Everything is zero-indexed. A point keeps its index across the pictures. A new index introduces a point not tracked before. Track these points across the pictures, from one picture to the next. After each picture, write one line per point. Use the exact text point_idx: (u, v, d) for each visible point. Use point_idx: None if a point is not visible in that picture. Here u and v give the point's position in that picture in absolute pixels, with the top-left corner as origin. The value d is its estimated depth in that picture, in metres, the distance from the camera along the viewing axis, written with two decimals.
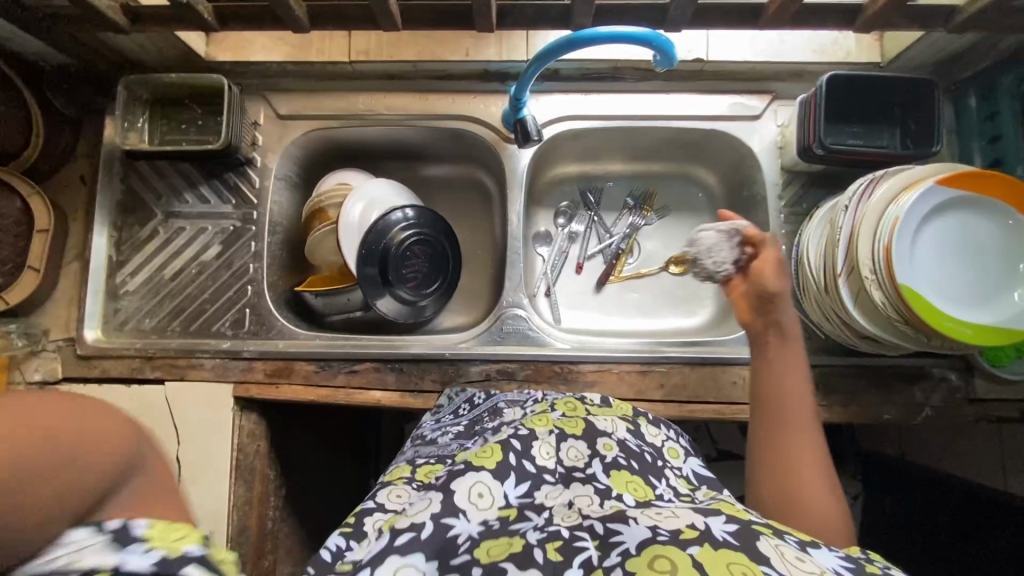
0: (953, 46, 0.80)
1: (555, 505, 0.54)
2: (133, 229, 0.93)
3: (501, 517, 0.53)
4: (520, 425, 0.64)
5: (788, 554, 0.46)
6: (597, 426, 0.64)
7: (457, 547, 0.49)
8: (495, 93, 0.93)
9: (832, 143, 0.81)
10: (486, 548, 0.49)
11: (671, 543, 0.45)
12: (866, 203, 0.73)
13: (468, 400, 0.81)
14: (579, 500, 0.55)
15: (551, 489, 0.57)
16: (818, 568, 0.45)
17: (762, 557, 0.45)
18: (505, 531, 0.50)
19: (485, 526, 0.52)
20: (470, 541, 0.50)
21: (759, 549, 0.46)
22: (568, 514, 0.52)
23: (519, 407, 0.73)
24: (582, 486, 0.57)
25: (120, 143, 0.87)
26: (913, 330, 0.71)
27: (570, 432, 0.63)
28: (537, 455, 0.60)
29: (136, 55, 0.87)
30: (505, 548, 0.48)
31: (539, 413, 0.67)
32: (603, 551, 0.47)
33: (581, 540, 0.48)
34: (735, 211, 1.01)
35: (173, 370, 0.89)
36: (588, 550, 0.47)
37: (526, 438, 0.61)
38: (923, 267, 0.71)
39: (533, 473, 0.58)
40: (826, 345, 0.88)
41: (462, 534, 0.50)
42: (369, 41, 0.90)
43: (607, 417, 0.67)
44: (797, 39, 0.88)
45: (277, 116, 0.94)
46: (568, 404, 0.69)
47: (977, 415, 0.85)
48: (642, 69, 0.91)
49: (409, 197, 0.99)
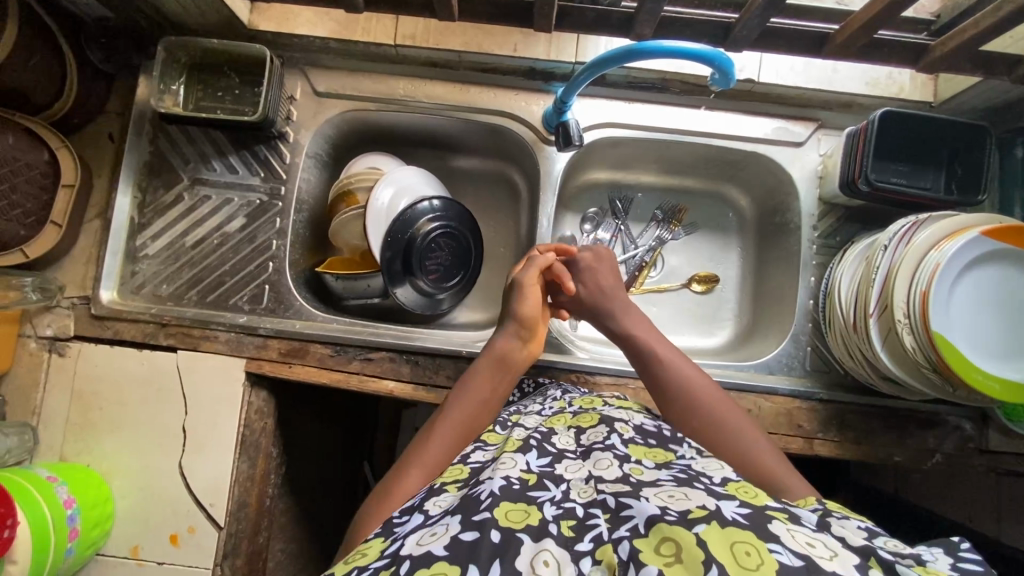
0: (1009, 94, 0.79)
1: (574, 478, 0.51)
2: (157, 193, 0.92)
3: (522, 479, 0.51)
4: (537, 424, 0.63)
5: (799, 539, 0.42)
6: (613, 415, 0.62)
7: (478, 504, 0.47)
8: (539, 92, 0.92)
9: (878, 179, 0.80)
10: (506, 510, 0.47)
11: (678, 523, 0.42)
12: (907, 245, 0.72)
13: None
14: (599, 464, 0.52)
15: (571, 463, 0.54)
16: (829, 552, 0.41)
17: (772, 535, 0.41)
18: (524, 498, 0.48)
19: (507, 482, 0.50)
20: (492, 499, 0.48)
21: (770, 528, 0.42)
22: (585, 488, 0.50)
23: (535, 403, 0.72)
24: (602, 453, 0.54)
25: (154, 104, 0.85)
26: (942, 380, 0.70)
27: (587, 421, 0.61)
28: (556, 442, 0.58)
29: (179, 17, 0.85)
30: (523, 516, 0.46)
31: (556, 413, 0.66)
32: (614, 525, 0.44)
33: (594, 517, 0.46)
34: (764, 235, 1.00)
35: (187, 339, 0.88)
36: (600, 526, 0.45)
37: (545, 433, 0.59)
38: (961, 316, 0.70)
39: (553, 451, 0.56)
40: (843, 381, 0.87)
41: (484, 492, 0.48)
42: (417, 26, 0.88)
43: (623, 409, 0.65)
44: (851, 69, 0.87)
45: (314, 93, 0.92)
46: (588, 401, 0.68)
47: (987, 466, 0.85)
48: (691, 83, 0.89)
49: (437, 188, 0.98)
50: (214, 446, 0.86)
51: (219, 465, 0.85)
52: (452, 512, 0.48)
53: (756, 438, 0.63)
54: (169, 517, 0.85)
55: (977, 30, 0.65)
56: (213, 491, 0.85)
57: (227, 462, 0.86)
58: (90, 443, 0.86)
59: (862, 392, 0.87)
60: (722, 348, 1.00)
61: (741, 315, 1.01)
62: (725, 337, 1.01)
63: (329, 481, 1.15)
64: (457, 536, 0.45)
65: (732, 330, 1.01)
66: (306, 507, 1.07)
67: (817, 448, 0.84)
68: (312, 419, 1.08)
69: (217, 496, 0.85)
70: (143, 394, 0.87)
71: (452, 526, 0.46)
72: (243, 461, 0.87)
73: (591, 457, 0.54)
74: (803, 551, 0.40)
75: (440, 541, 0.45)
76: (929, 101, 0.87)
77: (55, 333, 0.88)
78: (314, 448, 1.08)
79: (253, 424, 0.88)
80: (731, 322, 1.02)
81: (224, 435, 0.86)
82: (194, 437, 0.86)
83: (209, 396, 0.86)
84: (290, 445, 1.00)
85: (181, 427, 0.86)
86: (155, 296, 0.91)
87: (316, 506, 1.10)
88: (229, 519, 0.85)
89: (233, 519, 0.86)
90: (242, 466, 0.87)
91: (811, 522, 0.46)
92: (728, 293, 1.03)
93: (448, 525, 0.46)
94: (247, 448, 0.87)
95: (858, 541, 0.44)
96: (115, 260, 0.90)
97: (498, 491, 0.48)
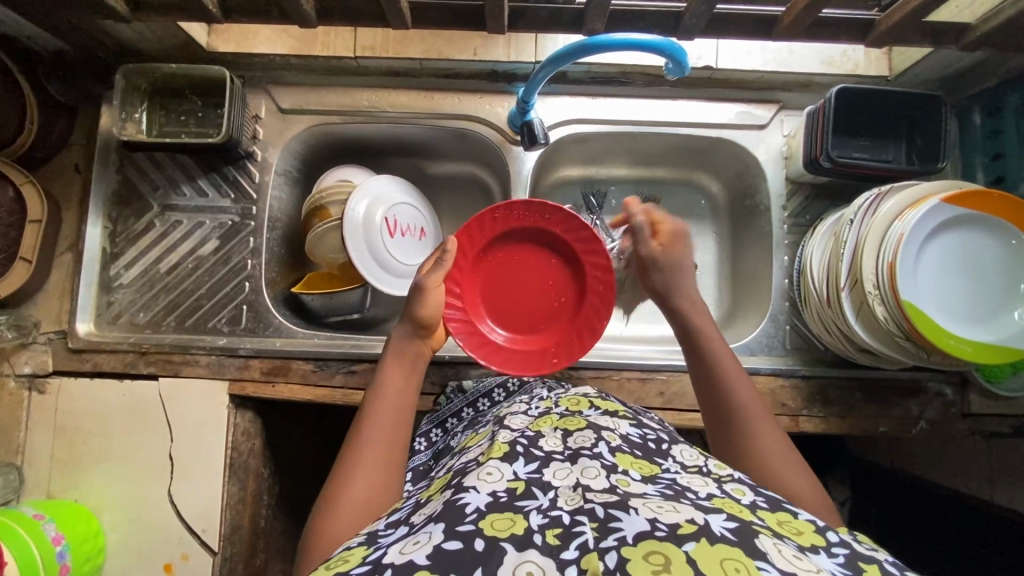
0: (961, 63, 0.80)
1: (562, 485, 0.51)
2: (128, 221, 0.92)
3: (508, 489, 0.51)
4: (523, 425, 0.63)
5: (787, 554, 0.42)
6: (600, 423, 0.62)
7: (463, 515, 0.48)
8: (502, 93, 0.92)
9: (839, 155, 0.82)
10: (491, 520, 0.47)
11: (668, 538, 0.43)
12: (871, 217, 0.73)
13: (471, 405, 0.82)
14: (586, 473, 0.52)
15: (559, 467, 0.54)
16: (817, 567, 0.42)
17: (761, 553, 0.42)
18: (511, 507, 0.48)
19: (493, 497, 0.50)
20: (477, 513, 0.48)
21: (757, 545, 0.43)
22: (573, 496, 0.50)
23: (523, 402, 0.73)
24: (589, 460, 0.54)
25: (118, 132, 0.84)
26: (913, 346, 0.71)
27: (573, 425, 0.61)
28: (544, 446, 0.58)
29: (135, 45, 0.85)
30: (509, 525, 0.47)
31: (542, 415, 0.65)
32: (602, 534, 0.44)
33: (580, 524, 0.46)
34: (737, 219, 1.01)
35: (168, 366, 0.88)
36: (586, 533, 0.45)
37: (532, 437, 0.59)
38: (927, 284, 0.71)
39: (540, 455, 0.56)
40: (823, 357, 0.88)
41: (470, 505, 0.48)
42: (376, 37, 0.89)
43: (609, 416, 0.64)
44: (806, 50, 0.88)
45: (278, 110, 0.92)
46: (573, 402, 0.69)
47: (971, 430, 0.86)
48: (652, 75, 0.90)
49: (411, 194, 0.98)
50: (202, 471, 0.85)
51: (208, 490, 0.85)
52: (435, 521, 0.48)
53: (795, 470, 0.60)
54: (161, 546, 0.84)
55: (919, 2, 0.66)
56: (205, 517, 0.84)
57: (216, 487, 0.85)
58: (77, 477, 0.85)
59: (843, 366, 0.87)
60: None
61: (720, 300, 1.02)
62: None
63: None
64: (442, 545, 0.45)
65: (712, 315, 1.02)
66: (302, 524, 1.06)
67: (803, 425, 0.85)
68: (302, 438, 1.07)
69: (209, 521, 0.84)
70: (126, 425, 0.86)
71: (435, 534, 0.46)
72: (233, 483, 0.86)
73: (578, 463, 0.54)
74: (791, 568, 0.41)
75: (422, 550, 0.45)
76: (885, 75, 0.88)
77: (34, 371, 0.87)
78: (305, 465, 1.08)
79: (241, 446, 0.88)
80: (711, 307, 1.03)
81: (211, 458, 0.85)
82: (182, 463, 0.85)
83: (193, 420, 0.86)
84: (280, 463, 1.00)
85: (168, 454, 0.85)
86: (133, 324, 0.90)
87: None
88: (222, 543, 0.84)
89: (228, 543, 0.85)
90: (233, 489, 0.86)
91: (816, 520, 0.49)
92: (706, 278, 1.03)
93: (432, 534, 0.46)
94: (237, 470, 0.87)
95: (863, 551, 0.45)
96: (90, 292, 0.90)
97: (483, 506, 0.48)
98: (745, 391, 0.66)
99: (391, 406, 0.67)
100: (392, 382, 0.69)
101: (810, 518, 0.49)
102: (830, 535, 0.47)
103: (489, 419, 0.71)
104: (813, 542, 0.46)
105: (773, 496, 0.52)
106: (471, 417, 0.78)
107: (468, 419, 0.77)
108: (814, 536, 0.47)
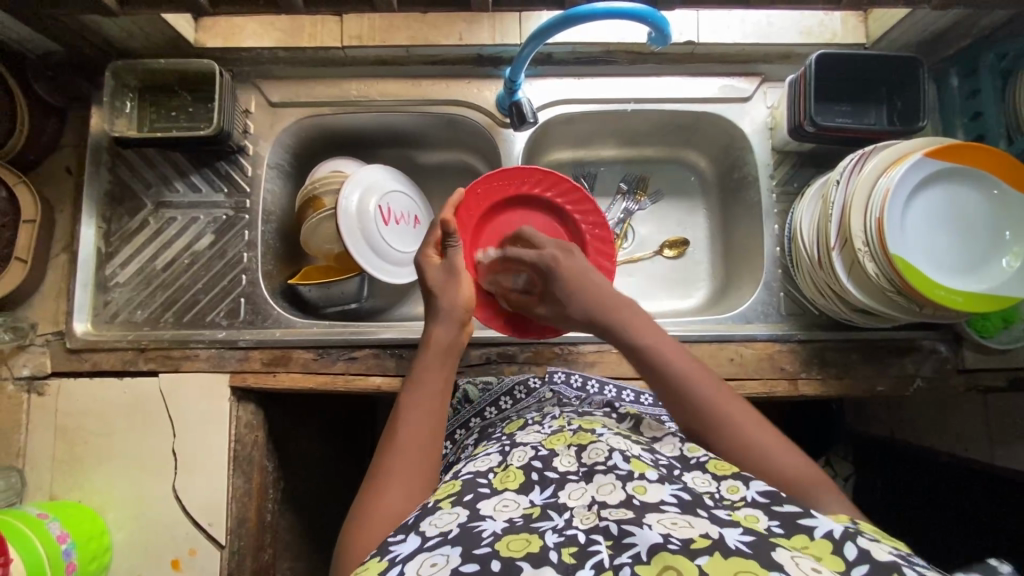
0: (935, 25, 0.82)
1: (578, 506, 0.54)
2: (122, 220, 0.92)
3: (524, 515, 0.53)
4: (535, 441, 0.64)
5: (802, 566, 0.44)
6: (612, 441, 0.61)
7: (480, 538, 0.50)
8: (489, 77, 0.94)
9: (822, 121, 0.84)
10: (508, 541, 0.49)
11: (681, 551, 0.46)
12: (856, 177, 0.75)
13: (478, 413, 0.81)
14: (602, 490, 0.54)
15: (574, 488, 0.56)
16: None
17: (775, 564, 0.44)
18: (527, 527, 0.51)
19: (510, 522, 0.52)
20: (494, 536, 0.50)
21: (773, 557, 0.45)
22: (587, 514, 0.52)
23: (538, 417, 0.72)
24: (604, 476, 0.56)
25: (109, 129, 0.85)
26: (906, 300, 0.72)
27: (587, 440, 0.62)
28: (558, 466, 0.59)
29: (124, 42, 0.86)
30: (525, 545, 0.49)
31: (556, 430, 0.66)
32: (616, 551, 0.47)
33: (596, 543, 0.48)
34: (726, 193, 1.03)
35: (168, 361, 0.87)
36: (601, 552, 0.48)
37: (546, 457, 0.61)
38: (914, 238, 0.72)
39: (556, 478, 0.58)
40: (819, 321, 0.89)
41: (487, 529, 0.51)
42: (362, 26, 0.90)
43: (622, 436, 0.63)
44: (785, 21, 0.90)
45: (269, 104, 0.93)
46: (587, 420, 0.68)
47: (967, 385, 0.87)
48: (636, 52, 0.92)
49: (402, 182, 0.99)
50: (207, 464, 0.85)
51: (214, 483, 0.85)
52: (452, 542, 0.50)
53: (786, 453, 0.60)
54: (168, 542, 0.84)
55: None
56: (211, 510, 0.84)
57: (222, 480, 0.85)
58: (80, 477, 0.85)
59: (838, 329, 0.88)
60: (701, 308, 1.02)
61: (714, 274, 1.04)
62: (702, 298, 1.03)
63: (330, 494, 1.13)
64: (460, 568, 0.47)
65: (707, 290, 1.03)
66: (309, 521, 1.06)
67: (802, 388, 0.86)
68: (306, 433, 1.07)
69: (216, 515, 0.84)
70: (127, 421, 0.86)
71: (452, 557, 0.48)
72: (239, 476, 0.86)
73: (593, 482, 0.56)
74: None
75: (442, 572, 0.47)
76: (863, 42, 0.90)
77: (32, 373, 0.87)
78: (310, 460, 1.07)
79: (244, 438, 0.87)
80: (706, 282, 1.04)
81: (215, 451, 0.85)
82: (185, 457, 0.85)
83: (196, 414, 0.86)
84: (285, 457, 1.00)
85: (171, 450, 0.85)
86: (131, 322, 0.90)
87: (318, 521, 1.08)
88: (230, 537, 0.84)
89: (235, 536, 0.85)
90: (238, 482, 0.86)
91: (833, 531, 0.49)
92: (700, 253, 1.05)
93: (449, 555, 0.48)
94: (242, 463, 0.87)
95: (883, 557, 0.46)
96: (86, 292, 0.90)
97: (500, 530, 0.51)
98: (687, 371, 0.65)
99: (422, 407, 0.68)
100: (427, 383, 0.70)
101: (825, 529, 0.49)
102: (848, 552, 0.47)
103: (501, 431, 0.72)
104: (831, 567, 0.46)
105: (788, 512, 0.51)
106: (483, 426, 0.78)
107: (478, 430, 0.77)
108: (832, 558, 0.47)
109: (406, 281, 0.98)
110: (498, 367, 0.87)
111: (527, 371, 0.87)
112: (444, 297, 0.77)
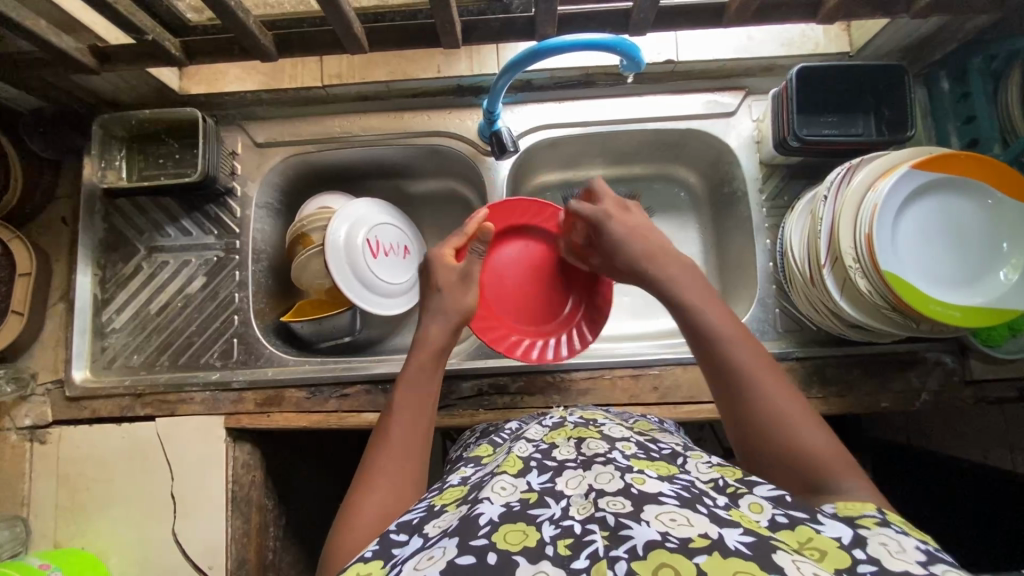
0: (920, 31, 0.80)
1: (574, 494, 0.49)
2: (117, 266, 0.93)
3: (521, 500, 0.48)
4: (536, 439, 0.61)
5: (806, 571, 0.38)
6: (614, 433, 0.59)
7: (477, 527, 0.45)
8: (470, 107, 0.94)
9: (808, 135, 0.82)
10: (504, 532, 0.44)
11: (678, 550, 0.40)
12: (845, 189, 0.73)
13: (480, 432, 0.79)
14: (600, 478, 0.49)
15: (571, 476, 0.51)
16: None
17: (775, 566, 0.38)
18: (524, 516, 0.46)
19: (507, 508, 0.47)
20: (490, 525, 0.45)
21: (774, 559, 0.39)
22: (584, 504, 0.47)
23: (536, 420, 0.69)
24: (603, 466, 0.51)
25: (98, 180, 0.87)
26: (901, 316, 0.70)
27: (588, 434, 0.59)
28: (556, 455, 0.55)
29: (111, 95, 0.88)
30: (521, 537, 0.44)
31: (554, 427, 0.63)
32: (612, 543, 0.42)
33: (592, 532, 0.43)
34: (717, 209, 1.02)
35: (164, 405, 0.88)
36: (596, 542, 0.42)
37: (546, 449, 0.57)
38: (906, 253, 0.70)
39: (554, 465, 0.53)
40: (817, 338, 0.87)
41: (484, 516, 0.46)
42: (341, 64, 0.91)
43: (620, 430, 0.60)
44: (765, 34, 0.89)
45: (254, 145, 0.94)
46: (588, 412, 0.67)
47: (975, 397, 0.84)
48: (614, 74, 0.91)
49: (391, 214, 0.99)
50: (206, 506, 0.85)
51: (213, 526, 0.85)
52: (450, 535, 0.45)
53: (811, 426, 0.54)
54: None
55: None
56: (212, 553, 0.84)
57: (221, 523, 0.85)
58: (82, 525, 0.86)
59: (838, 344, 0.86)
60: None
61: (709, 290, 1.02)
62: None
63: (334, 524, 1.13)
64: (454, 561, 0.42)
65: None
66: (313, 554, 1.06)
67: None
68: (308, 465, 1.08)
69: (215, 557, 0.84)
70: (126, 467, 0.87)
71: (448, 549, 0.43)
72: (237, 517, 0.86)
73: (591, 469, 0.51)
74: None
75: (436, 565, 0.42)
76: (846, 52, 0.89)
77: (34, 422, 0.88)
78: (313, 493, 1.08)
79: (242, 478, 0.88)
80: None
81: (213, 493, 0.85)
82: (184, 500, 0.85)
83: (192, 457, 0.86)
84: (286, 492, 1.01)
85: (169, 492, 0.86)
86: (128, 367, 0.91)
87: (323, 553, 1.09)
88: None
89: None
90: (237, 524, 0.86)
91: (841, 536, 0.43)
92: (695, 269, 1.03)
93: (445, 548, 0.43)
94: (240, 504, 0.87)
95: (895, 564, 0.40)
96: (84, 339, 0.91)
97: (496, 517, 0.46)
98: (732, 326, 0.62)
99: (411, 416, 0.66)
100: (418, 388, 0.68)
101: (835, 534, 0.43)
102: (856, 550, 0.41)
103: (507, 433, 0.70)
104: (835, 565, 0.40)
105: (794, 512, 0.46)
106: (485, 431, 0.77)
107: (482, 432, 0.78)
108: (838, 555, 0.41)
109: (397, 312, 0.97)
110: (490, 398, 0.87)
111: (519, 401, 0.86)
112: (449, 294, 0.78)
